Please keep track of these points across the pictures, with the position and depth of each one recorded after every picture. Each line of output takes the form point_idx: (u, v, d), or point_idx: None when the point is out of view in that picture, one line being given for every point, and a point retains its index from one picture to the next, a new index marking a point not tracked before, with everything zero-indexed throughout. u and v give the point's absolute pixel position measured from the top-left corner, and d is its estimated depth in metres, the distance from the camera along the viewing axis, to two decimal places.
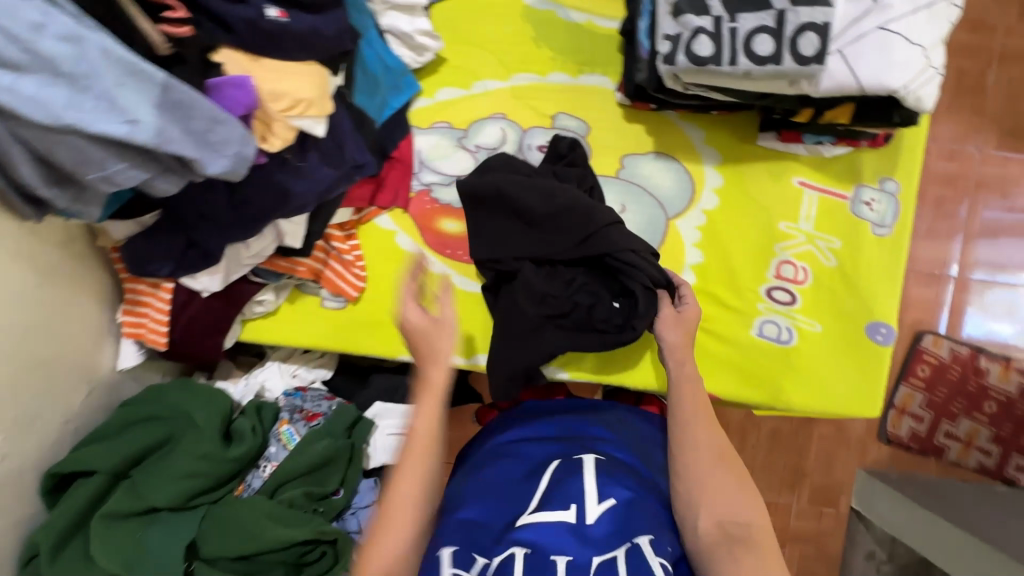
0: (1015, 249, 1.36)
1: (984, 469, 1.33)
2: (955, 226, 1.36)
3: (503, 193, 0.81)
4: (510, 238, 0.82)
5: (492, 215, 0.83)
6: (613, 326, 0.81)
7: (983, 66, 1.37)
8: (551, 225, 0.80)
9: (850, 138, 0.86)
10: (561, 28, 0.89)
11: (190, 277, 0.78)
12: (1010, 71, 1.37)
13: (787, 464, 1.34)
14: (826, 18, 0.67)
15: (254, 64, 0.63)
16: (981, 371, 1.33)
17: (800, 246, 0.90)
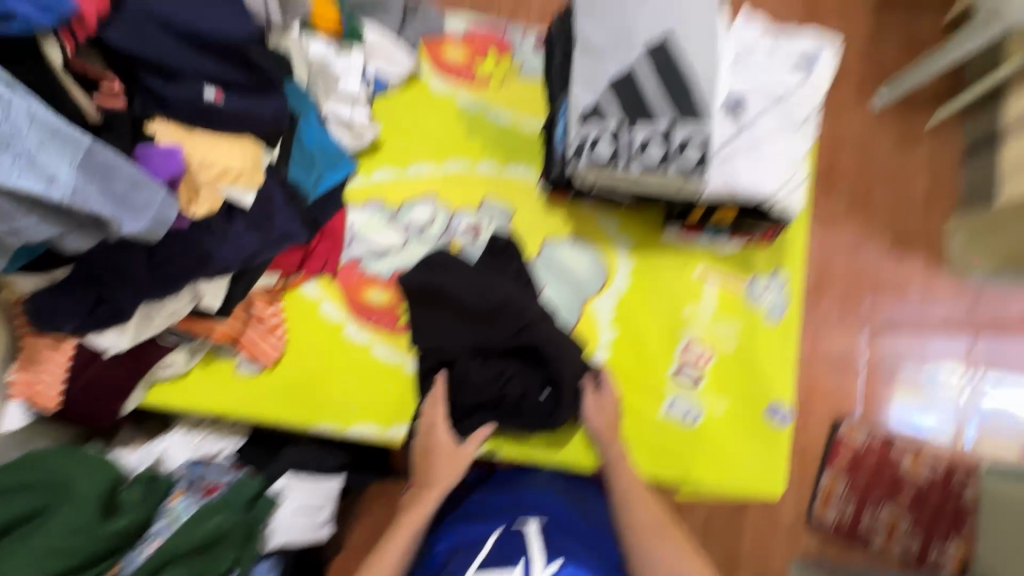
0: (917, 342, 1.52)
1: (906, 556, 1.42)
2: (863, 320, 1.52)
3: (444, 291, 0.88)
4: (449, 331, 0.88)
5: (432, 309, 0.89)
6: (542, 414, 0.87)
7: (874, 179, 1.61)
8: (490, 321, 0.87)
9: (743, 235, 0.96)
10: (490, 125, 1.00)
11: (96, 334, 0.76)
12: (896, 184, 1.61)
13: (724, 550, 1.41)
14: (705, 136, 0.79)
15: (188, 137, 0.67)
16: (894, 460, 1.45)
17: (703, 330, 0.97)
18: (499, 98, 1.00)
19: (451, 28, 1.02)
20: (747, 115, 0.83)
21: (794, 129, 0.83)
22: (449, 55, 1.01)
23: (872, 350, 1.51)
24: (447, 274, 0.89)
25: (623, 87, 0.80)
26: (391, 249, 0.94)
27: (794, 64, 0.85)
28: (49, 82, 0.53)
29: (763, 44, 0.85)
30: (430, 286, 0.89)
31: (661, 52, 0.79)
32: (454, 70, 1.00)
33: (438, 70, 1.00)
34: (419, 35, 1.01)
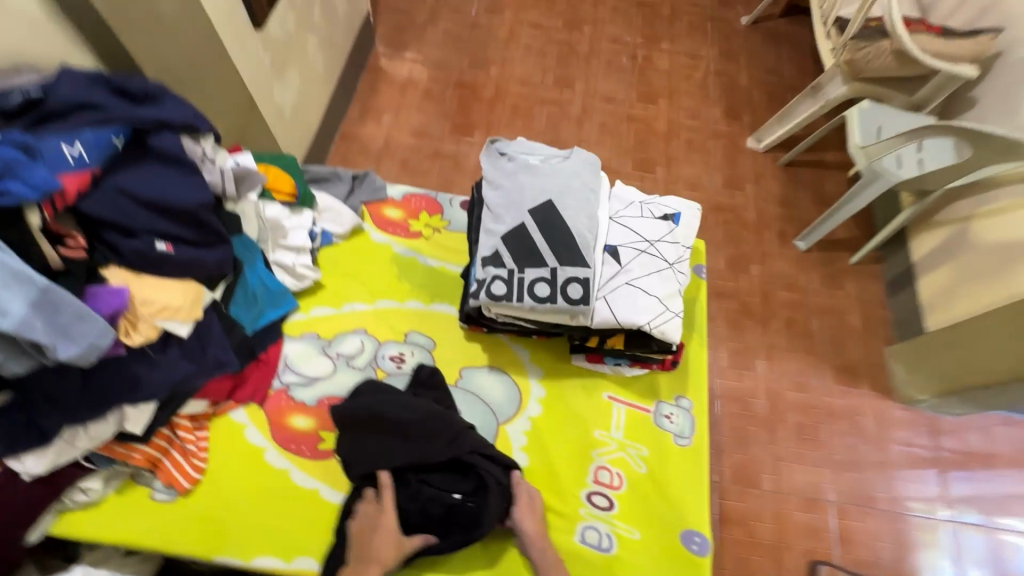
0: (879, 482, 1.88)
1: None
2: (823, 459, 1.90)
3: (382, 416, 0.93)
4: (381, 450, 0.92)
5: (367, 434, 0.93)
6: (470, 523, 0.90)
7: (808, 316, 2.16)
8: (424, 441, 0.93)
9: (642, 362, 1.06)
10: (419, 269, 1.16)
11: (15, 459, 0.79)
12: (828, 322, 2.15)
13: None
14: (585, 275, 0.94)
15: (136, 279, 0.81)
16: None
17: (613, 452, 1.02)
18: (428, 247, 1.18)
19: (391, 193, 1.24)
20: (623, 258, 0.99)
21: (665, 269, 0.99)
22: (387, 214, 1.21)
23: (837, 487, 1.86)
24: (383, 399, 0.94)
25: (516, 238, 0.96)
26: (320, 377, 1.03)
27: (660, 218, 1.04)
28: (23, 238, 0.67)
29: (633, 205, 1.05)
30: (369, 416, 0.93)
31: (546, 210, 0.98)
32: (391, 226, 1.20)
33: (377, 226, 1.20)
34: (364, 199, 1.22)
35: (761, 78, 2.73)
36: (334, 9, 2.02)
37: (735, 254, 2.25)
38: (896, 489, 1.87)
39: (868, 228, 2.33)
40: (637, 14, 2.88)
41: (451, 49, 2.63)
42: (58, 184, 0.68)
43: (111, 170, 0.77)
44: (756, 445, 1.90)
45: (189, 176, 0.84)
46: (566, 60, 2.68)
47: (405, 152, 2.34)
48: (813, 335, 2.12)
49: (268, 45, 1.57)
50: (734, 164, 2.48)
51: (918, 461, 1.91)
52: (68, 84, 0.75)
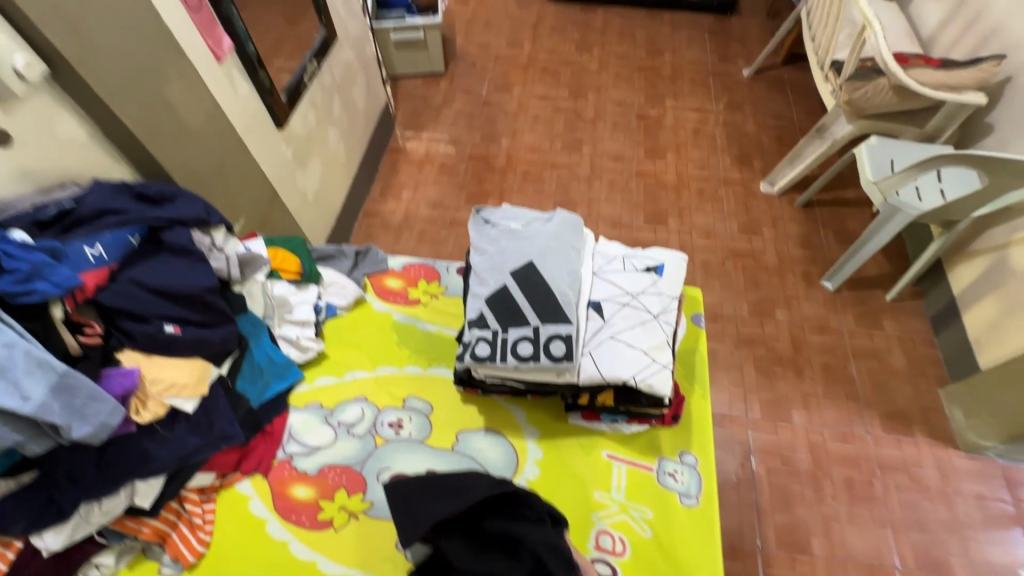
0: (951, 545, 1.68)
1: None
2: (885, 519, 1.72)
3: (423, 479, 0.89)
4: (437, 508, 0.84)
5: (417, 497, 0.86)
6: (556, 560, 0.81)
7: (845, 360, 2.03)
8: (468, 490, 0.87)
9: (639, 417, 1.04)
10: (418, 335, 1.20)
11: (36, 535, 0.85)
12: (867, 365, 2.01)
13: None
14: (568, 331, 0.95)
15: (146, 359, 0.89)
16: None
17: (615, 515, 0.97)
18: (426, 313, 1.23)
19: (392, 265, 1.32)
20: (606, 313, 1.00)
21: (649, 320, 0.99)
22: (388, 284, 1.28)
23: (900, 551, 1.67)
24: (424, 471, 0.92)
25: (498, 299, 1.00)
26: (321, 446, 1.06)
27: (643, 271, 1.06)
28: (47, 329, 0.77)
29: (616, 260, 1.08)
30: (408, 480, 0.89)
31: (527, 271, 1.01)
32: (391, 295, 1.26)
33: (379, 296, 1.26)
34: (366, 272, 1.30)
35: (768, 124, 2.76)
36: (353, 103, 2.24)
37: (758, 299, 2.19)
38: (972, 553, 1.66)
39: (901, 263, 2.22)
40: (639, 77, 3.03)
41: (464, 126, 2.83)
42: (80, 281, 0.78)
43: (127, 265, 0.87)
44: (802, 505, 1.75)
45: (198, 264, 0.94)
46: (573, 125, 2.82)
47: (423, 223, 2.47)
48: (854, 379, 1.98)
49: (290, 141, 1.75)
50: (748, 209, 2.46)
51: (995, 519, 1.70)
52: (95, 195, 0.88)
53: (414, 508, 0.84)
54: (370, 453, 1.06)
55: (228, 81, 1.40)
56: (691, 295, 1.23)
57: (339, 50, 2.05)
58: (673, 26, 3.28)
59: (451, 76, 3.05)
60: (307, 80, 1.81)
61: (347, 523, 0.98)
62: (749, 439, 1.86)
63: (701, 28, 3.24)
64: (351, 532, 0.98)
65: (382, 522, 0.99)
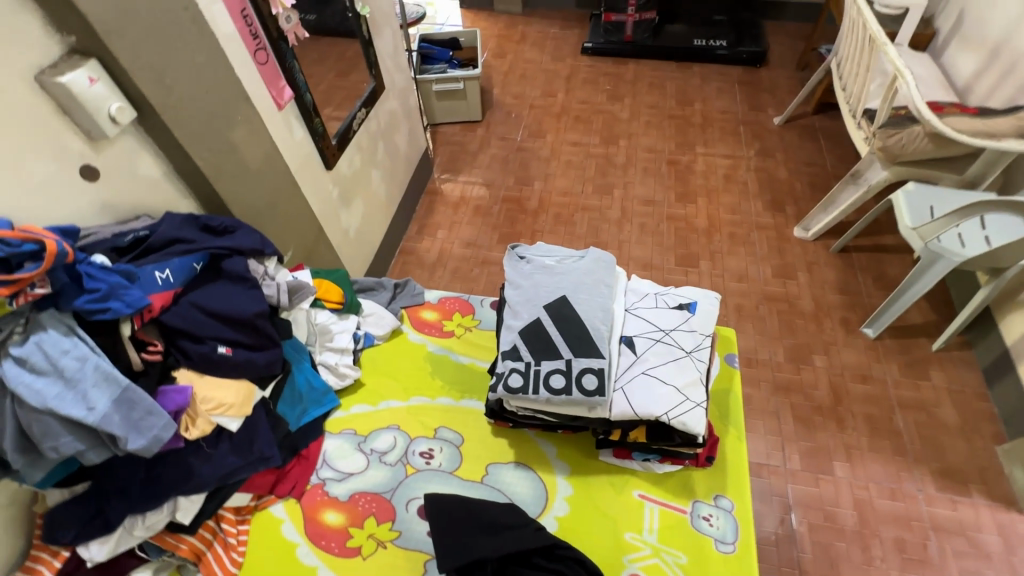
0: None
1: None
2: None
3: (470, 506, 0.93)
4: (477, 541, 0.88)
5: (458, 525, 0.90)
6: None
7: (890, 411, 1.93)
8: (513, 531, 0.90)
9: (672, 457, 1.02)
10: (451, 366, 1.23)
11: (84, 545, 0.89)
12: (914, 418, 1.91)
13: None
14: (600, 365, 0.96)
15: (199, 378, 0.94)
16: None
17: (647, 558, 0.94)
18: (460, 345, 1.27)
19: (429, 297, 1.37)
20: (639, 348, 1.01)
21: (682, 357, 0.99)
22: (424, 316, 1.33)
23: None
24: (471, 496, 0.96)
25: (532, 332, 1.02)
26: (353, 473, 1.08)
27: (676, 308, 1.07)
28: (114, 345, 0.84)
29: (649, 296, 1.09)
30: (458, 504, 0.93)
31: (561, 305, 1.04)
32: (426, 327, 1.30)
33: (415, 327, 1.31)
34: (404, 304, 1.35)
35: (801, 171, 2.77)
36: (396, 148, 2.38)
37: (794, 344, 2.13)
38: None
39: (947, 312, 2.14)
40: (670, 125, 3.11)
41: (498, 170, 2.95)
42: (147, 301, 0.85)
43: (190, 289, 0.94)
44: (848, 566, 1.63)
45: (251, 290, 1.00)
46: (604, 170, 2.90)
47: (457, 261, 2.55)
48: (901, 432, 1.88)
49: (336, 181, 1.87)
50: (782, 253, 2.44)
51: None
52: (167, 224, 0.96)
53: (456, 539, 0.88)
54: (400, 482, 1.07)
55: (286, 127, 1.53)
56: (725, 335, 1.22)
57: (385, 100, 2.20)
58: (703, 77, 3.38)
59: (488, 123, 3.21)
60: (355, 126, 1.94)
61: (375, 552, 0.98)
62: (788, 492, 1.78)
63: (731, 79, 3.33)
64: (378, 561, 0.97)
65: (409, 553, 0.98)
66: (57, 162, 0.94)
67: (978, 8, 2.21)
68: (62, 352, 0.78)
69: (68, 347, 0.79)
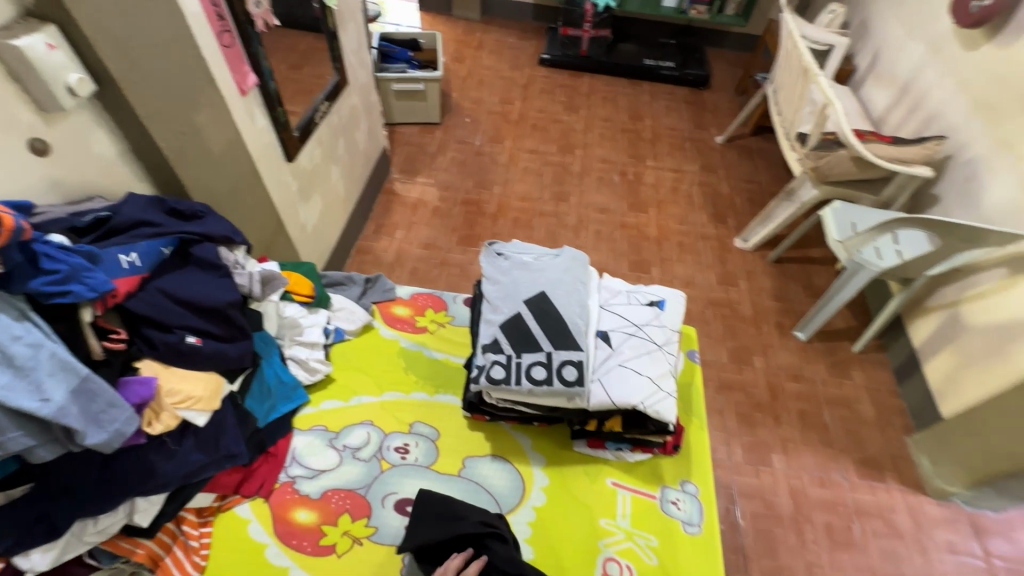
0: None
1: None
2: (862, 564, 1.73)
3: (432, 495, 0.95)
4: (422, 528, 0.91)
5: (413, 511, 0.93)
6: None
7: (819, 407, 2.11)
8: (460, 521, 0.90)
9: (643, 445, 1.08)
10: (425, 362, 1.23)
11: (22, 555, 0.79)
12: (839, 413, 2.09)
13: None
14: (579, 357, 1.00)
15: (165, 370, 0.89)
16: None
17: (621, 542, 0.99)
18: (434, 341, 1.27)
19: (400, 293, 1.36)
20: (614, 342, 1.06)
21: (654, 350, 1.05)
22: (396, 312, 1.32)
23: None
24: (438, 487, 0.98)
25: (512, 325, 1.04)
26: (325, 470, 1.05)
27: (647, 304, 1.13)
28: (73, 331, 0.77)
29: (621, 294, 1.15)
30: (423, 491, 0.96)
31: (540, 300, 1.07)
32: (399, 322, 1.29)
33: (387, 322, 1.29)
34: (375, 299, 1.34)
35: (740, 187, 2.99)
36: (355, 144, 2.34)
37: (736, 346, 2.29)
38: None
39: (865, 318, 2.38)
40: (622, 138, 3.25)
41: (457, 173, 2.95)
42: (112, 286, 0.79)
43: (157, 275, 0.89)
44: (786, 550, 1.75)
45: (222, 278, 0.96)
46: (561, 178, 2.98)
47: (415, 262, 2.52)
48: (828, 426, 2.05)
49: (296, 174, 1.80)
50: (724, 262, 2.62)
51: (969, 568, 1.73)
52: (131, 206, 0.90)
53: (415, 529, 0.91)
54: (375, 477, 1.05)
55: (247, 114, 1.46)
56: (687, 333, 1.30)
57: (347, 95, 2.15)
58: (652, 95, 3.57)
59: (446, 126, 3.21)
60: (317, 119, 1.89)
61: (350, 549, 0.96)
62: (732, 483, 1.89)
63: (678, 99, 3.54)
64: (354, 558, 0.95)
65: (387, 549, 0.96)
66: (4, 132, 0.86)
67: (891, 50, 2.49)
68: (11, 338, 0.70)
69: (20, 332, 0.71)
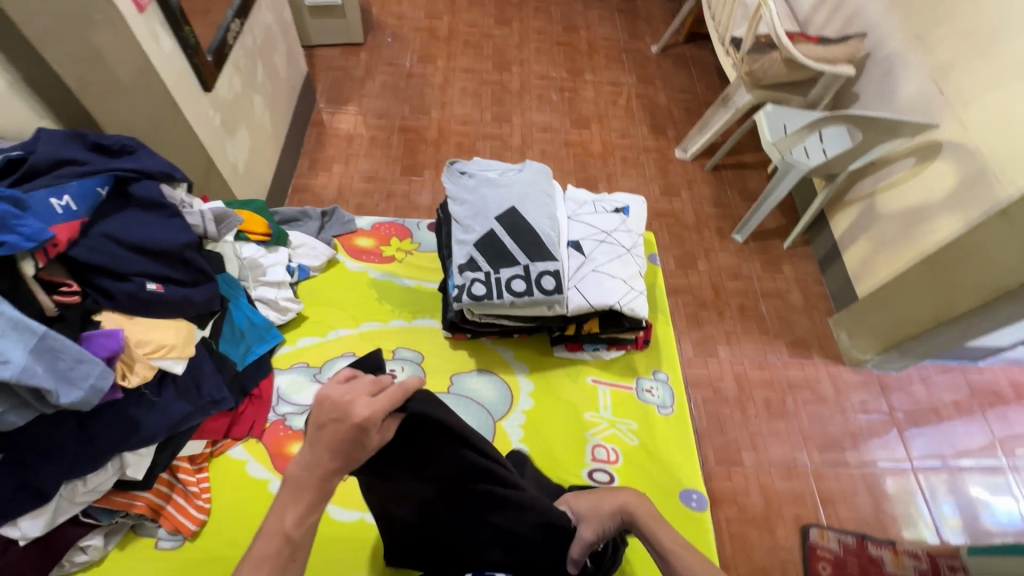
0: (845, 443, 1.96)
1: None
2: (793, 428, 1.97)
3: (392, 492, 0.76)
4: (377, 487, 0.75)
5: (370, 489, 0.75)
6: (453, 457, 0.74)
7: (756, 300, 2.31)
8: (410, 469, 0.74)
9: (617, 343, 1.15)
10: (397, 290, 1.22)
11: (11, 523, 0.77)
12: (773, 304, 2.31)
13: None
14: (556, 267, 1.03)
15: (129, 321, 0.83)
16: (875, 558, 1.69)
17: (605, 430, 1.08)
18: (403, 269, 1.25)
19: (360, 225, 1.32)
20: (586, 249, 1.09)
21: (624, 254, 1.10)
22: (359, 244, 1.28)
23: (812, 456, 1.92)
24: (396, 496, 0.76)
25: (486, 243, 1.05)
26: None
27: (612, 211, 1.16)
28: (18, 288, 0.69)
29: (587, 203, 1.17)
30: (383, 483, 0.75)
31: (511, 215, 1.07)
32: (364, 254, 1.26)
33: (352, 255, 1.26)
34: (335, 233, 1.29)
35: (676, 98, 3.02)
36: (276, 69, 2.11)
37: (681, 253, 2.42)
38: (864, 452, 1.94)
39: (792, 216, 2.57)
40: (559, 51, 3.14)
41: (390, 98, 2.77)
42: (51, 234, 0.71)
43: (96, 220, 0.81)
44: (732, 425, 1.96)
45: (172, 220, 0.90)
46: (500, 98, 2.87)
47: (359, 197, 2.40)
48: (764, 316, 2.27)
49: (217, 106, 1.62)
50: (666, 174, 2.69)
51: (878, 421, 2.01)
52: (47, 143, 0.79)
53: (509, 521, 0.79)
54: None
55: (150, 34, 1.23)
56: (646, 238, 1.36)
57: (258, 12, 1.91)
58: (585, 4, 3.43)
59: (372, 47, 2.95)
60: (230, 41, 1.67)
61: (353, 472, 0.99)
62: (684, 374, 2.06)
63: (611, 7, 3.43)
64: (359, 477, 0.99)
65: None
66: None
67: None
68: None
69: None
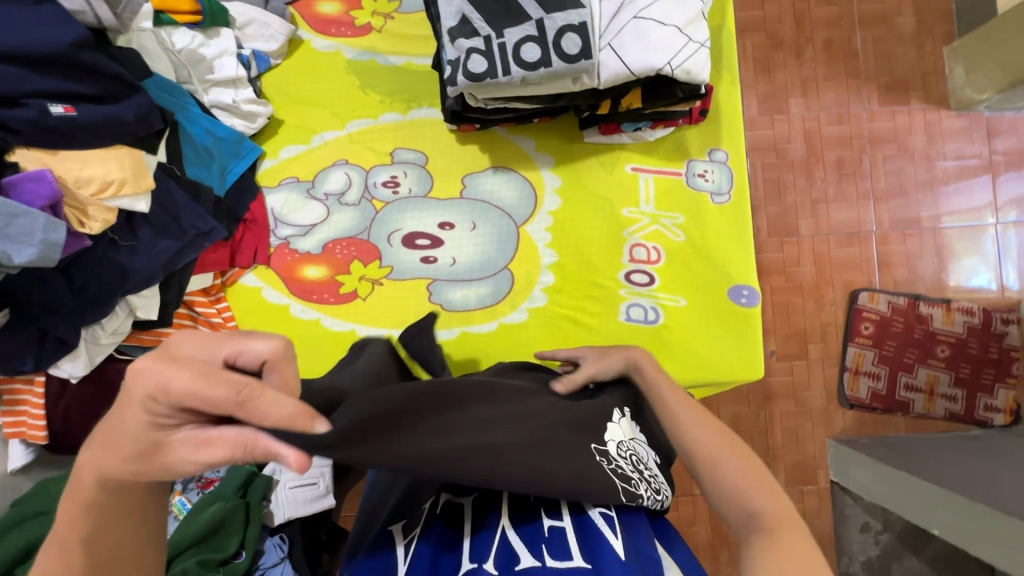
0: (921, 199, 1.45)
1: (954, 415, 1.40)
2: (864, 188, 1.45)
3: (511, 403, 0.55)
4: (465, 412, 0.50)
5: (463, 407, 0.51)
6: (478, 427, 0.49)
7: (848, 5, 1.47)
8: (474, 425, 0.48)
9: (666, 120, 0.91)
10: (382, 73, 0.96)
11: (54, 366, 0.80)
12: (868, 8, 1.47)
13: (756, 449, 1.41)
14: (582, 18, 0.74)
15: (54, 158, 0.69)
16: (924, 318, 1.41)
17: (646, 227, 0.94)
18: (385, 42, 0.97)
19: None
20: None
21: None
22: (323, 12, 0.97)
23: (879, 217, 1.45)
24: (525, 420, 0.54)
25: None
26: (317, 223, 0.95)
27: None
28: None
29: None
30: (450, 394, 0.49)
31: None
32: (332, 25, 0.97)
33: (318, 31, 0.97)
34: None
35: None
36: None
37: None
38: (937, 201, 1.45)
39: None
40: None
41: None
42: None
43: None
44: (793, 191, 1.46)
45: (37, 8, 0.64)
46: None
47: None
48: (857, 54, 1.47)
49: None
50: None
51: (969, 171, 1.45)
52: None
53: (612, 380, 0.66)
54: (372, 219, 0.95)
55: None
56: None
57: None
58: None
59: None
60: None
61: (372, 291, 0.94)
62: None
63: None
64: (380, 297, 0.94)
65: (410, 282, 0.94)
66: None
67: None
68: None
69: None
